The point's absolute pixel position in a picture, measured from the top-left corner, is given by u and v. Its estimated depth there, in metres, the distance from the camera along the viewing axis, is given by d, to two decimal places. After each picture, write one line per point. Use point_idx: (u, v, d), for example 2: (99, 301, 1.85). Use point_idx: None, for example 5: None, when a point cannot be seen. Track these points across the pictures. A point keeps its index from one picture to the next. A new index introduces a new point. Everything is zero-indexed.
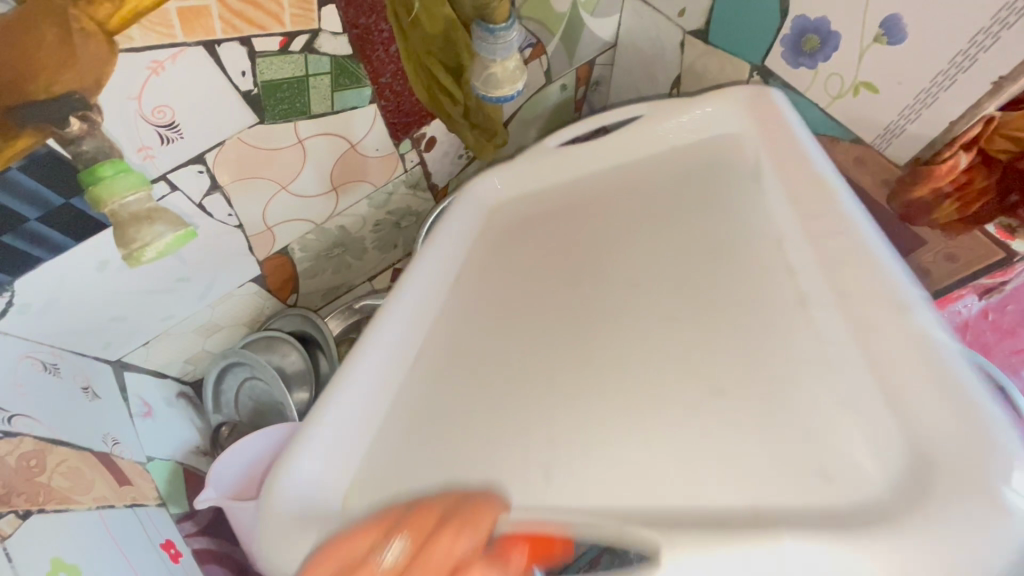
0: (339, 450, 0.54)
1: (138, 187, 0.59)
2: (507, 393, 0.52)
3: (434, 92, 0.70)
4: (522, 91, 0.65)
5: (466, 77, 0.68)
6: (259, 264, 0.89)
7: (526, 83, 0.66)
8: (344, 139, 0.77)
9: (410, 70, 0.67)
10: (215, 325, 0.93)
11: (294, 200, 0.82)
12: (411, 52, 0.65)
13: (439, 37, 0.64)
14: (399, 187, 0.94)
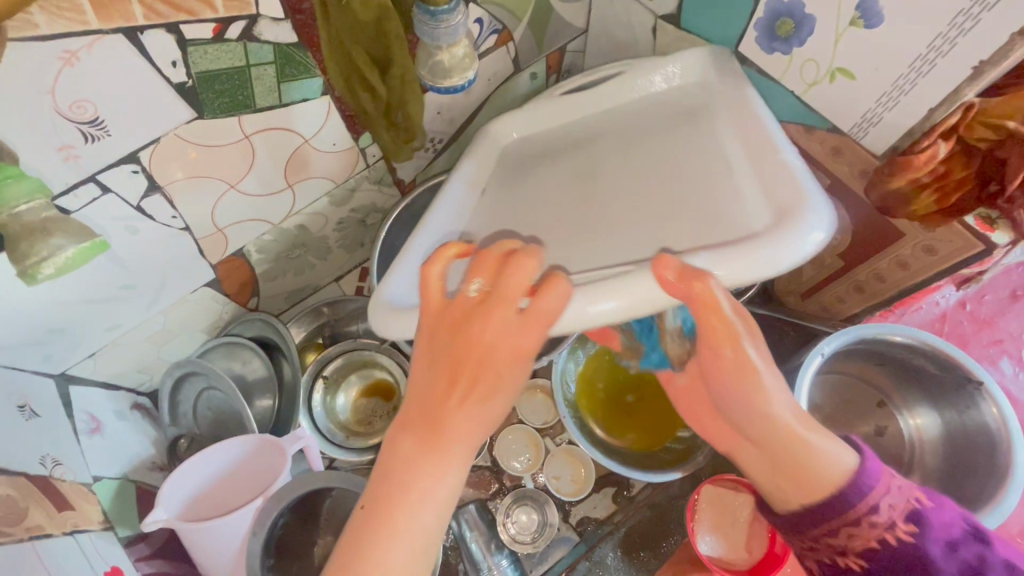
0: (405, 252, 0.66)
1: (29, 196, 0.53)
2: (545, 240, 0.64)
3: (347, 80, 0.64)
4: (472, 79, 0.67)
5: (396, 70, 0.63)
6: (213, 267, 0.84)
7: (476, 71, 0.67)
8: (296, 133, 0.73)
9: (330, 57, 0.61)
10: (170, 333, 0.88)
11: (246, 199, 0.77)
12: (335, 36, 0.59)
13: (368, 22, 0.58)
14: (361, 183, 0.89)
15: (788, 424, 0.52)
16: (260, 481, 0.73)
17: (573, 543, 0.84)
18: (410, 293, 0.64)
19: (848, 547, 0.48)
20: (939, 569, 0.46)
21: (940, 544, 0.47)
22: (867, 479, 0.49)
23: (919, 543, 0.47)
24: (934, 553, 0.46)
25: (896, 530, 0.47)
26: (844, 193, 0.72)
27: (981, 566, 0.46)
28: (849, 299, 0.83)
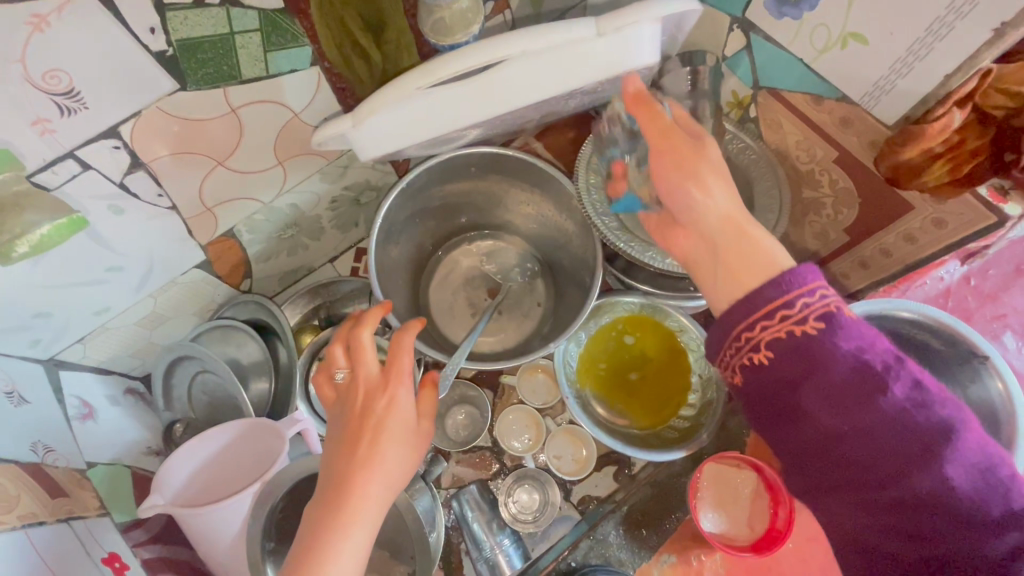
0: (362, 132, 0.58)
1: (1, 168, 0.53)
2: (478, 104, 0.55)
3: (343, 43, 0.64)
4: (478, 34, 0.64)
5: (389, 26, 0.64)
6: (203, 248, 0.81)
7: (482, 25, 0.64)
8: (286, 107, 0.69)
9: (323, 19, 0.60)
10: (161, 315, 0.86)
11: (235, 177, 0.74)
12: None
13: None
14: (354, 159, 0.86)
15: (722, 222, 0.54)
16: (255, 467, 0.71)
17: (573, 521, 0.84)
18: (378, 145, 0.57)
19: (771, 323, 0.49)
20: (832, 370, 0.47)
21: (847, 349, 0.47)
22: (800, 277, 0.49)
23: (829, 350, 0.47)
24: (845, 363, 0.46)
25: (800, 324, 0.48)
26: (851, 166, 0.70)
27: (878, 377, 0.46)
28: (853, 275, 0.82)
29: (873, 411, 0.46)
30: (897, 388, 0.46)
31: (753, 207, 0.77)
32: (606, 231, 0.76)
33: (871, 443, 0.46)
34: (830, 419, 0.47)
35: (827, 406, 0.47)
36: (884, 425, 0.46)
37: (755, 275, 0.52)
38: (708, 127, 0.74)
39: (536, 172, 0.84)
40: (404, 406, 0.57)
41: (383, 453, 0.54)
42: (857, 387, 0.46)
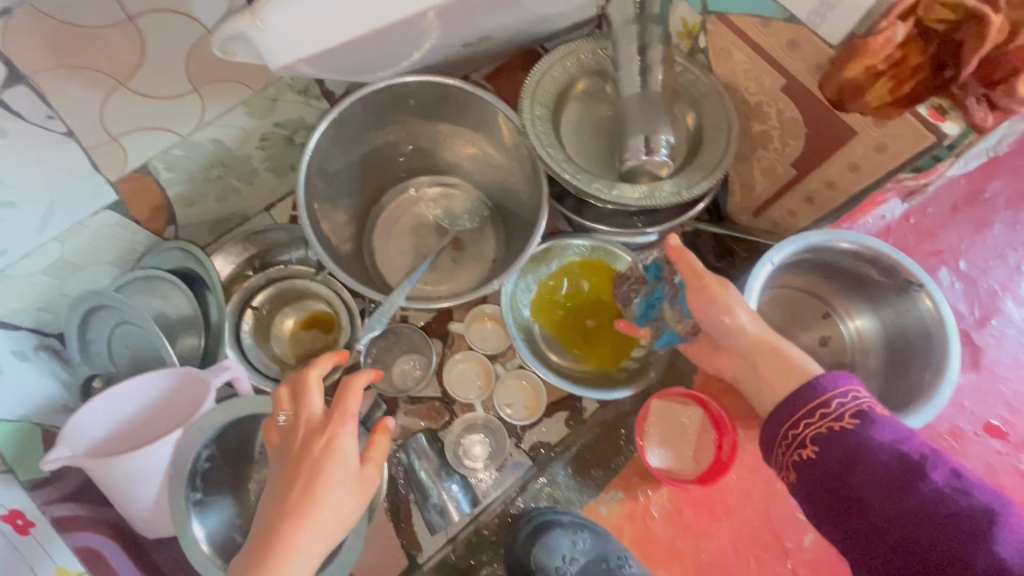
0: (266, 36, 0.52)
1: None
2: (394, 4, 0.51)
3: None
4: None
5: None
6: (114, 188, 0.74)
7: None
8: (195, 20, 0.61)
9: None
10: (72, 264, 0.79)
11: (141, 102, 0.66)
12: None
13: None
14: (284, 92, 0.78)
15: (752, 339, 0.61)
16: (181, 415, 0.67)
17: (524, 467, 0.82)
18: (290, 44, 0.51)
19: (808, 427, 0.54)
20: (877, 461, 0.49)
21: (884, 452, 0.49)
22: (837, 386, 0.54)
23: (868, 444, 0.50)
24: (887, 465, 0.49)
25: (840, 420, 0.52)
26: (798, 93, 0.68)
27: (914, 470, 0.48)
28: (799, 212, 0.82)
29: (915, 494, 0.47)
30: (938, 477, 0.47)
31: (702, 140, 0.75)
32: (551, 164, 0.72)
33: (919, 527, 0.46)
34: (872, 496, 0.49)
35: (874, 488, 0.49)
36: (929, 506, 0.46)
37: (781, 387, 0.58)
38: (656, 54, 0.71)
39: (479, 104, 0.79)
40: (348, 457, 0.52)
41: (323, 498, 0.49)
42: (894, 477, 0.48)
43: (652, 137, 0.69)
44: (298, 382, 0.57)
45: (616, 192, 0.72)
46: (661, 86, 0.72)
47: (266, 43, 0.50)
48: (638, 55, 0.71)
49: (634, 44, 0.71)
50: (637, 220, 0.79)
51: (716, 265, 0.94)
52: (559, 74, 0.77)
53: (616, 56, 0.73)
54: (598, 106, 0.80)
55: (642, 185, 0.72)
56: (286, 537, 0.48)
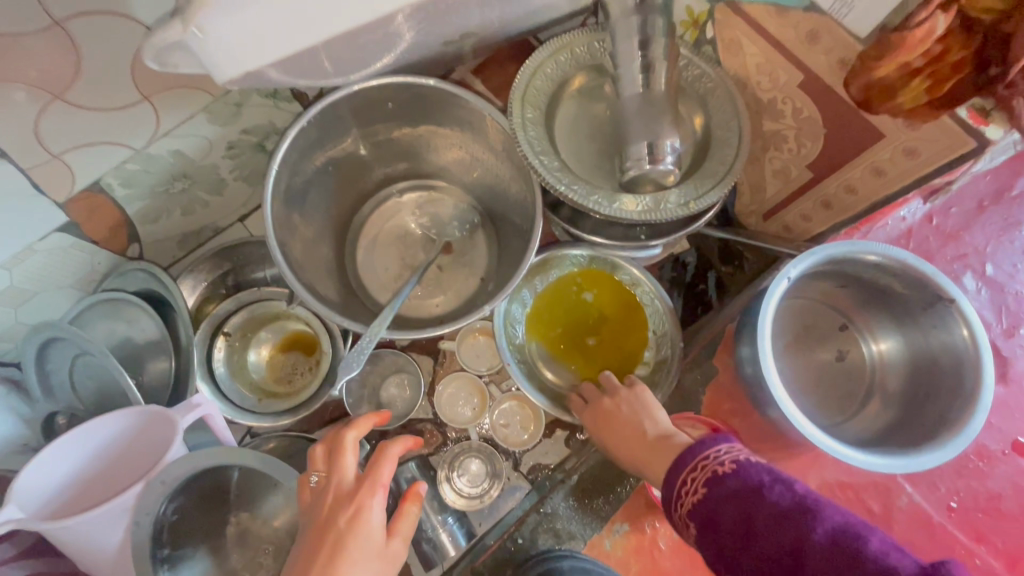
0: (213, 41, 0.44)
1: None
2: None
3: None
4: None
5: None
6: (63, 209, 0.67)
7: None
8: (136, 23, 0.54)
9: None
10: (25, 291, 0.72)
11: (83, 115, 0.59)
12: None
13: None
14: (248, 97, 0.71)
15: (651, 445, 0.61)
16: (147, 461, 0.62)
17: (524, 492, 0.77)
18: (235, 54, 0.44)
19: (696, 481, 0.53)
20: (765, 503, 0.48)
21: (773, 496, 0.49)
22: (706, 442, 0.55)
23: (753, 495, 0.49)
24: (786, 513, 0.48)
25: (716, 475, 0.52)
26: (817, 91, 0.62)
27: (802, 513, 0.47)
28: (814, 216, 0.76)
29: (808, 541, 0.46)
30: (822, 526, 0.46)
31: (710, 141, 0.68)
32: (545, 173, 0.65)
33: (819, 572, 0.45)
34: (769, 552, 0.47)
35: (771, 541, 0.47)
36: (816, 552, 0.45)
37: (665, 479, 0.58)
38: (660, 47, 0.64)
39: (462, 104, 0.71)
40: (373, 520, 0.52)
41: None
42: (779, 517, 0.47)
43: (656, 143, 0.63)
44: (333, 442, 0.58)
45: (617, 205, 0.65)
46: (665, 85, 0.65)
47: (207, 53, 0.43)
48: (640, 49, 0.64)
49: (634, 37, 0.64)
50: (639, 231, 0.72)
51: (723, 271, 0.86)
52: (552, 72, 0.70)
53: (614, 51, 0.66)
54: (594, 105, 0.73)
55: (645, 195, 0.66)
56: None
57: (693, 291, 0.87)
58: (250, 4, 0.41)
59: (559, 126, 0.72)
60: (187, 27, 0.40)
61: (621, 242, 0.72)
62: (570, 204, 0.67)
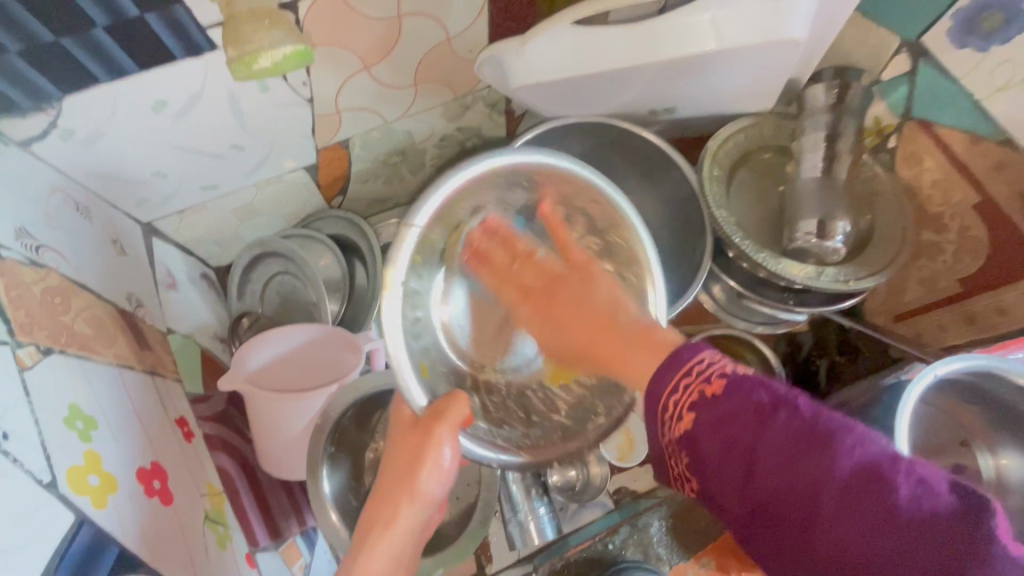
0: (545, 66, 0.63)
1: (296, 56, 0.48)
2: (666, 54, 0.59)
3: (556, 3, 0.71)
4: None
5: None
6: (316, 151, 0.81)
7: None
8: (442, 25, 0.69)
9: None
10: (255, 210, 0.86)
11: (372, 86, 0.73)
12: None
13: None
14: (477, 102, 0.85)
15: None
16: (322, 372, 0.71)
17: (605, 508, 0.83)
18: (534, 70, 0.63)
19: (680, 394, 0.44)
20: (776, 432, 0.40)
21: (747, 398, 0.42)
22: (731, 401, 0.42)
23: (753, 382, 0.43)
24: (782, 428, 0.40)
25: (711, 383, 0.43)
26: (989, 214, 0.71)
27: (829, 436, 0.39)
28: (952, 329, 0.80)
29: (888, 503, 0.36)
30: (849, 461, 0.38)
31: (873, 235, 0.75)
32: (723, 223, 0.74)
33: (798, 539, 0.40)
34: (802, 472, 0.39)
35: (720, 454, 0.42)
36: (800, 490, 0.39)
37: None
38: (847, 143, 0.73)
39: (659, 153, 0.81)
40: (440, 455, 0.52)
41: (391, 525, 0.53)
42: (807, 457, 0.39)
43: (829, 222, 0.71)
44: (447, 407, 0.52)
45: (781, 265, 0.72)
46: (844, 176, 0.73)
47: (517, 66, 0.63)
48: (826, 142, 0.73)
49: (823, 130, 0.74)
50: (787, 297, 0.79)
51: (837, 360, 0.91)
52: (739, 143, 0.80)
53: (801, 138, 0.76)
54: (767, 180, 0.82)
55: (809, 264, 0.73)
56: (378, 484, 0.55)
57: (805, 371, 0.92)
58: (564, 41, 0.60)
59: (733, 188, 0.81)
60: (522, 42, 0.61)
61: (768, 302, 0.80)
62: (735, 255, 0.75)
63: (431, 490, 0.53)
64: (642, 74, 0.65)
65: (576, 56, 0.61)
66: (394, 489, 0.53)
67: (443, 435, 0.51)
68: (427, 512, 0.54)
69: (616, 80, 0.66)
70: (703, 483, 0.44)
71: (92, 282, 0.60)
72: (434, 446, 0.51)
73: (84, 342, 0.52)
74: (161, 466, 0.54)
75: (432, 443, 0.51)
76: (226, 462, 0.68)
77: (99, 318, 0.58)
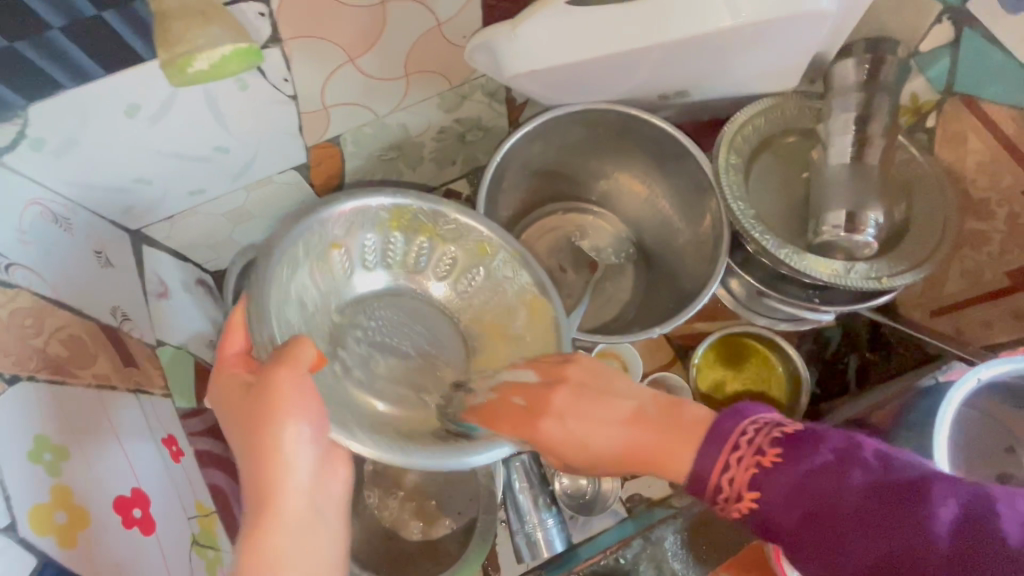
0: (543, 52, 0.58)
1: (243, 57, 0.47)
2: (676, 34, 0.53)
3: None
4: None
5: None
6: (307, 150, 0.77)
7: None
8: (432, 10, 0.64)
9: None
10: (248, 212, 0.82)
11: (360, 79, 0.69)
12: None
13: None
14: (474, 91, 0.80)
15: (612, 466, 0.53)
16: None
17: (619, 518, 0.81)
18: (530, 57, 0.58)
19: (736, 457, 0.45)
20: (856, 481, 0.41)
21: (818, 452, 0.43)
22: (796, 454, 0.43)
23: (822, 436, 0.44)
24: (856, 486, 0.41)
25: (768, 453, 0.44)
26: None
27: (917, 489, 0.39)
28: (999, 325, 0.73)
29: (992, 544, 0.37)
30: (949, 510, 0.38)
31: (910, 226, 0.69)
32: (741, 218, 0.68)
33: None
34: (884, 521, 0.39)
35: (800, 518, 0.42)
36: (880, 523, 0.39)
37: None
38: (880, 125, 0.66)
39: (672, 141, 0.75)
40: (302, 423, 0.45)
41: (286, 490, 0.45)
42: (898, 499, 0.40)
43: (859, 213, 0.65)
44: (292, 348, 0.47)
45: (805, 262, 0.66)
46: (877, 161, 0.66)
47: (511, 53, 0.58)
48: (857, 125, 0.66)
49: (854, 110, 0.67)
50: (811, 294, 0.73)
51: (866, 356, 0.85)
52: (759, 127, 0.73)
53: (829, 121, 0.69)
54: (791, 167, 0.76)
55: (837, 260, 0.67)
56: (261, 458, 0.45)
57: (832, 369, 0.86)
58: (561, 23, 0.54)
59: (753, 177, 0.75)
60: (515, 26, 0.55)
61: (791, 300, 0.74)
62: (754, 252, 0.69)
63: (296, 438, 0.45)
64: (650, 57, 0.59)
65: (576, 41, 0.56)
66: (243, 424, 0.45)
67: (282, 378, 0.45)
68: (315, 453, 0.46)
69: (621, 64, 0.61)
70: (774, 537, 0.44)
71: (70, 299, 0.58)
72: (277, 397, 0.45)
73: (58, 366, 0.50)
74: (143, 492, 0.52)
75: (281, 390, 0.45)
76: (219, 480, 0.68)
77: (78, 337, 0.55)
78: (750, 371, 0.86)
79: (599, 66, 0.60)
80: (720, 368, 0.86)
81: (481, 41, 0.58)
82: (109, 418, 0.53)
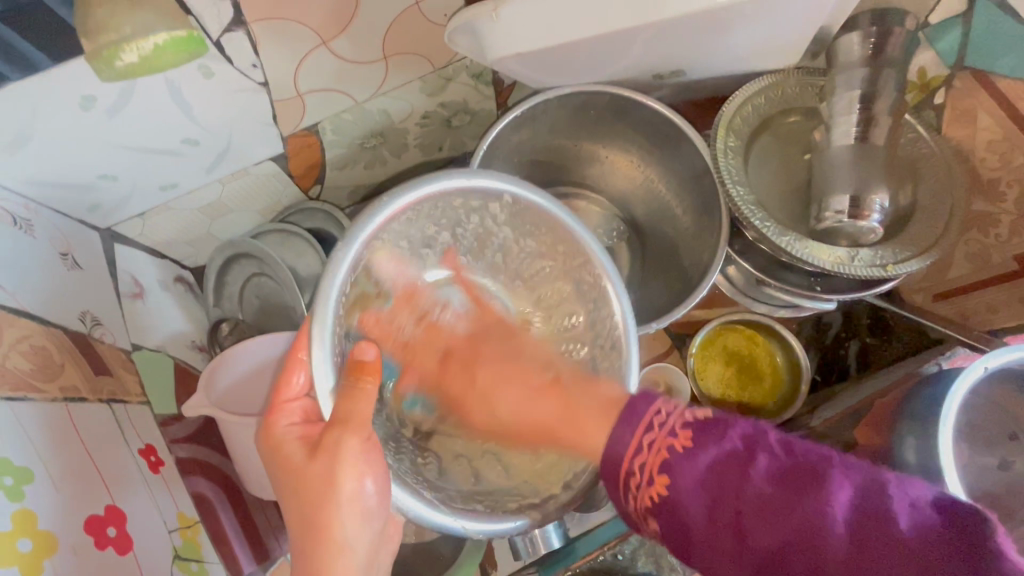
0: (528, 31, 0.53)
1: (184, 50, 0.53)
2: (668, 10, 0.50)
3: None
4: None
5: None
6: (283, 140, 0.73)
7: None
8: None
9: None
10: (225, 207, 0.78)
11: (336, 63, 0.64)
12: None
13: None
14: (459, 73, 0.76)
15: (520, 431, 0.58)
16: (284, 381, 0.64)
17: None
18: (514, 39, 0.54)
19: (647, 441, 0.48)
20: (756, 471, 0.45)
21: (726, 439, 0.47)
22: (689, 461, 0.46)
23: (729, 422, 0.48)
24: (765, 470, 0.45)
25: (679, 436, 0.47)
26: None
27: (819, 474, 0.44)
28: (1005, 309, 0.71)
29: (888, 528, 0.41)
30: (841, 497, 0.42)
31: (917, 209, 0.66)
32: (741, 204, 0.65)
33: (754, 551, 0.44)
34: (791, 503, 0.43)
35: (707, 512, 0.45)
36: (789, 481, 0.44)
37: None
38: (886, 103, 0.63)
39: (668, 123, 0.71)
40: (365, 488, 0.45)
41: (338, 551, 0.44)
42: (783, 473, 0.44)
43: (864, 197, 0.61)
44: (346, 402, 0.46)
45: (807, 250, 0.64)
46: (882, 142, 0.63)
47: (494, 35, 0.54)
48: (862, 103, 0.63)
49: (858, 88, 0.63)
50: (813, 282, 0.70)
51: (867, 342, 0.82)
52: (761, 106, 0.69)
53: (832, 99, 0.65)
54: (791, 149, 0.73)
55: (840, 247, 0.64)
56: (330, 529, 0.44)
57: (831, 357, 0.84)
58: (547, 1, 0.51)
59: (753, 160, 0.72)
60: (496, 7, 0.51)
61: (791, 289, 0.72)
62: (755, 240, 0.66)
63: (359, 498, 0.45)
64: (638, 38, 0.55)
65: (563, 22, 0.52)
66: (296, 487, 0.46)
67: (352, 446, 0.45)
68: (384, 514, 0.47)
69: (610, 45, 0.57)
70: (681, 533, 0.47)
71: (32, 307, 0.54)
72: (337, 459, 0.44)
73: (20, 382, 0.47)
74: (116, 510, 0.51)
75: (342, 457, 0.44)
76: (204, 488, 0.68)
77: (41, 347, 0.52)
78: (747, 360, 0.84)
79: (586, 47, 0.56)
80: (715, 366, 0.83)
81: (462, 21, 0.54)
82: (75, 434, 0.51)
